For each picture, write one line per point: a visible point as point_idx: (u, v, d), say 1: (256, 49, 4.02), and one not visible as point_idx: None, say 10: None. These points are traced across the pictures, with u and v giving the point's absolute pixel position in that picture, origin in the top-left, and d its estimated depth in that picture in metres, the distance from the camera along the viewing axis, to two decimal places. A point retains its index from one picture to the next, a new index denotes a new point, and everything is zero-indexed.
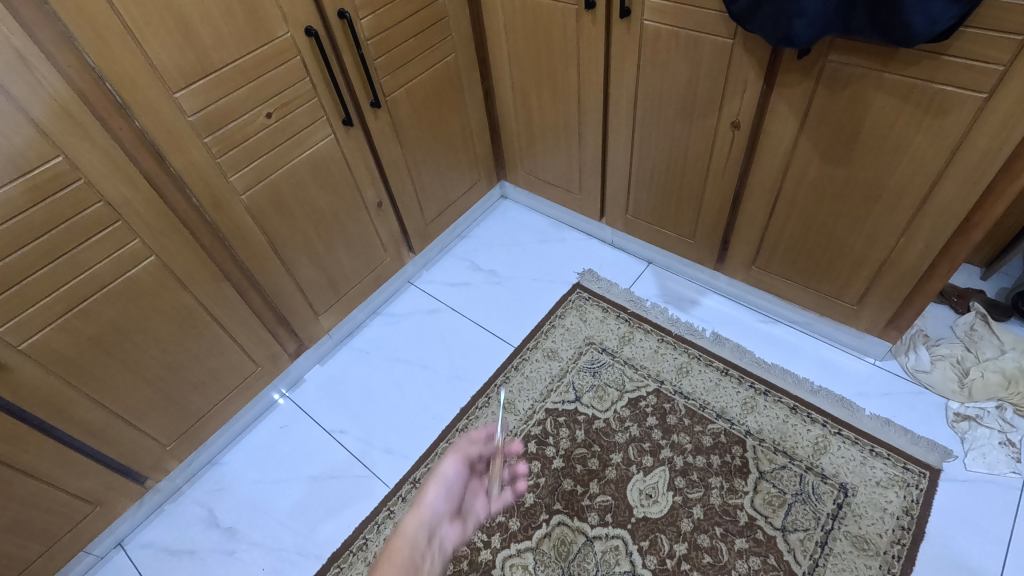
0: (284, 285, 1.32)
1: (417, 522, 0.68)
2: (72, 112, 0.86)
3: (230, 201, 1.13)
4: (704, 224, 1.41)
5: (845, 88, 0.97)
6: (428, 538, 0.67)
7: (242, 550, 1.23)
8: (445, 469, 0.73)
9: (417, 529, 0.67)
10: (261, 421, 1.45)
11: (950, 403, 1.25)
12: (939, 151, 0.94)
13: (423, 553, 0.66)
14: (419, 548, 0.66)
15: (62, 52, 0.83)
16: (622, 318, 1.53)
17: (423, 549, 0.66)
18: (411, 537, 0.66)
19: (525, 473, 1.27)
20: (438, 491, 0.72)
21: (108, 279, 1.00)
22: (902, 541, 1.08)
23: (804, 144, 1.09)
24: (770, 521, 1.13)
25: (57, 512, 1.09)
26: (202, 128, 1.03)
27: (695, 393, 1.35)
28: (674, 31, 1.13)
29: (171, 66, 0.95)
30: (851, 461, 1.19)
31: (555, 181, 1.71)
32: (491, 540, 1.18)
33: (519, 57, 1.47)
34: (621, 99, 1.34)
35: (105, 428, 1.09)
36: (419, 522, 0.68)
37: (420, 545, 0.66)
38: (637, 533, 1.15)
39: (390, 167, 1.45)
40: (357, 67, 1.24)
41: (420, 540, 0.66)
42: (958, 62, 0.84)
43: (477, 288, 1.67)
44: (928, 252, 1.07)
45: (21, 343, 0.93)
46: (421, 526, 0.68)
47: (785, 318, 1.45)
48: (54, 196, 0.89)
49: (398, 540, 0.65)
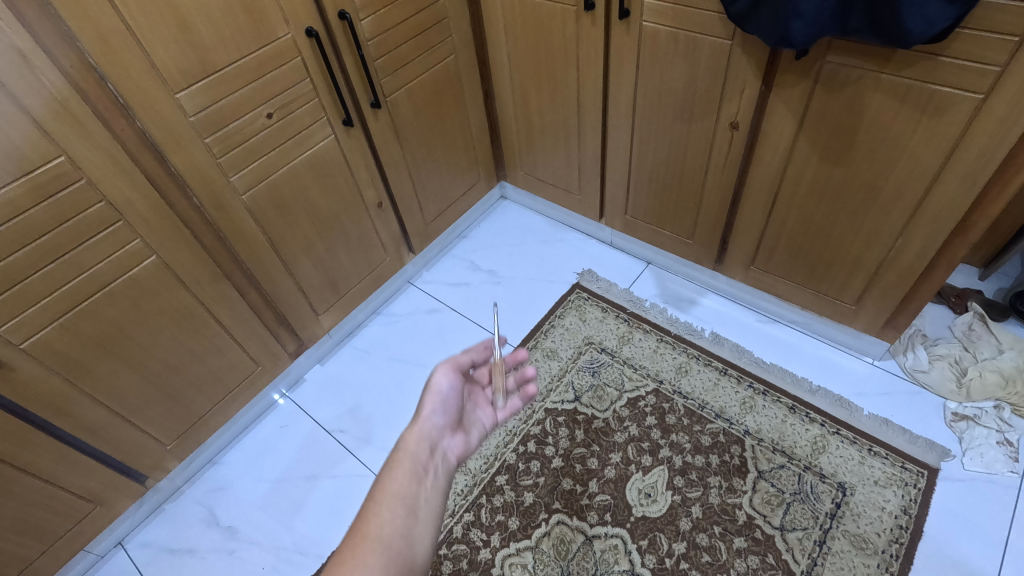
0: (285, 284, 1.33)
1: (418, 435, 0.74)
2: (74, 112, 0.87)
3: (230, 201, 1.14)
4: (703, 224, 1.41)
5: (843, 89, 0.98)
6: (430, 450, 0.74)
7: (242, 549, 1.23)
8: (438, 384, 0.79)
9: (418, 442, 0.73)
10: (261, 421, 1.45)
11: (948, 402, 1.25)
12: (937, 152, 0.95)
13: (426, 465, 0.72)
14: (420, 460, 0.72)
15: (65, 53, 0.84)
16: (622, 318, 1.54)
17: (425, 461, 0.72)
18: (412, 450, 0.72)
19: (524, 472, 1.27)
20: (434, 405, 0.77)
21: (109, 279, 1.01)
22: (900, 540, 1.08)
23: (802, 145, 1.10)
24: (769, 520, 1.14)
25: (57, 511, 1.10)
26: (203, 128, 1.03)
27: (694, 393, 1.35)
28: (673, 32, 1.14)
29: (173, 67, 0.95)
30: (849, 460, 1.20)
31: (555, 182, 1.71)
32: (490, 539, 1.18)
33: (519, 58, 1.48)
34: (620, 100, 1.34)
35: (106, 426, 1.10)
36: (419, 436, 0.74)
37: (422, 457, 0.72)
38: (636, 532, 1.15)
39: (390, 167, 1.45)
40: (357, 68, 1.25)
41: (421, 453, 0.73)
42: (954, 63, 0.85)
43: (477, 288, 1.68)
44: (926, 252, 1.08)
45: (23, 342, 0.93)
46: (421, 439, 0.74)
47: (784, 318, 1.46)
48: (56, 196, 0.90)
49: (399, 453, 0.72)
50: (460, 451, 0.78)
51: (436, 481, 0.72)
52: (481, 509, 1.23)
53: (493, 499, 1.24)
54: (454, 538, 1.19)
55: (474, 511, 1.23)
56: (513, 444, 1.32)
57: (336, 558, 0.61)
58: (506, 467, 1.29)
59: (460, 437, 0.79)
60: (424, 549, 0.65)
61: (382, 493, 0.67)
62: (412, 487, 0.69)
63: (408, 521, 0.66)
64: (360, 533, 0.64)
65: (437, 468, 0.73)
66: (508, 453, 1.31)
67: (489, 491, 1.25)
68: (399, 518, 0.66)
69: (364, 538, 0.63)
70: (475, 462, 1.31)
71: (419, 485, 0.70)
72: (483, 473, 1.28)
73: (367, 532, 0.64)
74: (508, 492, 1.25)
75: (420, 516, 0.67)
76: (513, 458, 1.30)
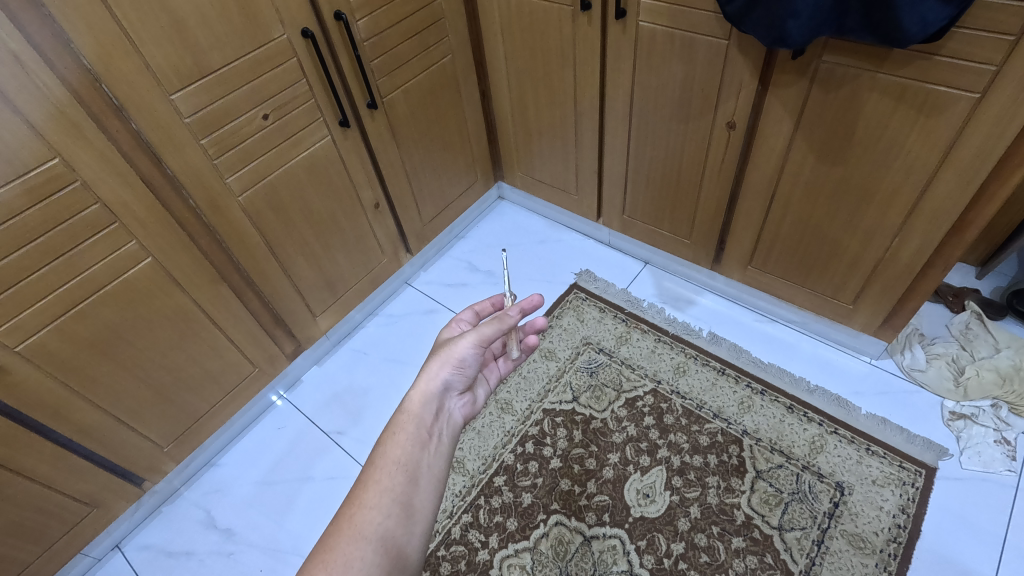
0: (281, 285, 1.32)
1: (423, 398, 0.78)
2: (68, 114, 0.86)
3: (226, 202, 1.13)
4: (701, 223, 1.41)
5: (839, 88, 0.98)
6: (433, 414, 0.78)
7: (239, 551, 1.23)
8: (459, 350, 0.80)
9: (424, 405, 0.77)
10: (258, 423, 1.45)
11: (945, 401, 1.26)
12: (933, 151, 0.95)
13: (428, 429, 0.76)
14: (424, 424, 0.76)
15: (59, 54, 0.83)
16: (619, 318, 1.54)
17: (428, 425, 0.76)
18: (417, 413, 0.76)
19: (523, 473, 1.27)
20: (447, 367, 0.80)
21: (104, 281, 1.00)
22: (897, 539, 1.08)
23: (799, 144, 1.10)
24: (768, 520, 1.14)
25: (53, 514, 1.09)
26: (198, 129, 1.03)
27: (692, 393, 1.35)
28: (670, 32, 1.14)
29: (167, 68, 0.95)
30: (847, 460, 1.20)
31: (553, 182, 1.71)
32: (489, 540, 1.18)
33: (515, 59, 1.48)
34: (618, 99, 1.34)
35: (102, 429, 1.09)
36: (426, 398, 0.78)
37: (425, 421, 0.76)
38: (635, 533, 1.15)
39: (387, 168, 1.45)
40: (353, 68, 1.24)
41: (425, 417, 0.76)
42: (950, 62, 0.85)
43: (475, 288, 1.68)
44: (922, 252, 1.08)
45: (18, 345, 0.93)
46: (427, 401, 0.77)
47: (782, 317, 1.46)
48: (51, 198, 0.89)
49: (404, 416, 0.76)
50: (464, 410, 0.85)
51: (438, 446, 0.76)
52: (480, 510, 1.23)
53: (492, 500, 1.24)
54: (452, 539, 1.19)
55: (472, 512, 1.23)
56: (511, 445, 1.32)
57: (337, 521, 0.64)
58: (505, 468, 1.28)
59: (465, 398, 0.85)
60: (423, 515, 0.68)
61: (384, 458, 0.71)
62: (415, 452, 0.72)
63: (408, 487, 0.69)
64: (359, 499, 0.67)
65: (440, 431, 0.78)
66: (507, 453, 1.31)
67: (488, 492, 1.25)
68: (399, 485, 0.69)
69: (364, 504, 0.66)
70: (474, 463, 1.31)
71: (422, 451, 0.73)
72: (482, 474, 1.28)
73: (366, 501, 0.66)
74: (506, 492, 1.25)
75: (420, 483, 0.70)
76: (512, 459, 1.30)
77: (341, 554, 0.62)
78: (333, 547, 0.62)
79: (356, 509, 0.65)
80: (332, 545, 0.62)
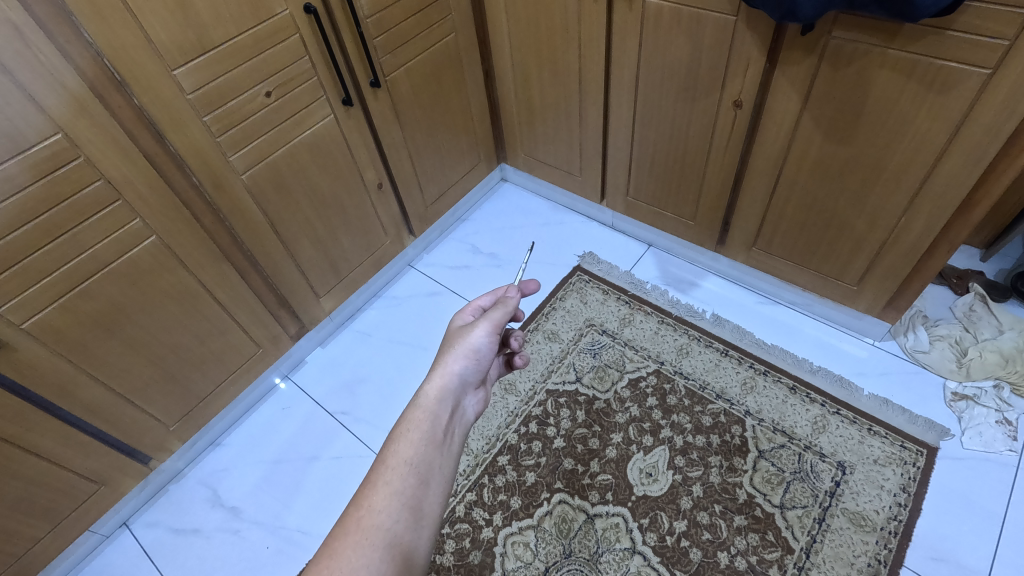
0: (285, 265, 1.32)
1: (439, 393, 0.78)
2: (70, 88, 0.86)
3: (229, 181, 1.13)
4: (706, 204, 1.41)
5: (847, 66, 0.97)
6: (449, 411, 0.77)
7: (246, 529, 1.24)
8: (473, 340, 0.82)
9: (440, 401, 0.77)
10: (260, 405, 1.45)
11: (948, 382, 1.26)
12: (941, 130, 0.94)
13: (442, 428, 0.75)
14: (438, 423, 0.75)
15: (60, 27, 0.82)
16: (622, 301, 1.54)
17: (443, 424, 0.76)
18: (431, 410, 0.76)
19: (526, 453, 1.28)
20: (463, 360, 0.81)
21: (109, 259, 1.00)
22: (899, 517, 1.09)
23: (805, 122, 1.09)
24: (770, 498, 1.15)
25: (61, 491, 1.10)
26: (201, 106, 1.02)
27: (694, 373, 1.35)
28: (677, 9, 1.13)
29: (170, 43, 0.94)
30: (850, 440, 1.20)
31: (556, 163, 1.70)
32: (492, 518, 1.19)
33: (520, 35, 1.46)
34: (622, 78, 1.33)
35: (108, 407, 1.10)
36: (441, 394, 0.78)
37: (440, 420, 0.76)
38: (637, 511, 1.16)
39: (390, 148, 1.44)
40: (356, 45, 1.23)
41: (440, 415, 0.76)
42: (961, 37, 0.84)
43: (477, 271, 1.67)
44: (929, 232, 1.08)
45: (25, 322, 0.93)
46: (442, 397, 0.78)
47: (785, 299, 1.46)
48: (54, 174, 0.89)
49: (418, 413, 0.75)
50: (478, 406, 0.84)
51: (450, 446, 0.75)
52: (484, 489, 1.24)
53: (495, 479, 1.25)
54: (456, 517, 1.20)
55: (476, 490, 1.24)
56: (514, 425, 1.33)
57: (344, 524, 0.64)
58: (508, 447, 1.29)
59: (480, 394, 0.85)
60: (431, 518, 0.68)
61: (396, 458, 0.70)
62: (427, 454, 0.72)
63: (418, 488, 0.69)
64: (367, 501, 0.66)
65: (454, 431, 0.77)
66: (510, 434, 1.31)
67: (491, 471, 1.26)
68: (409, 487, 0.68)
69: (372, 507, 0.66)
70: (477, 443, 1.31)
71: (435, 452, 0.73)
72: (485, 454, 1.29)
73: (374, 503, 0.66)
74: (510, 471, 1.25)
75: (430, 485, 0.70)
76: (514, 439, 1.30)
77: (347, 560, 0.61)
78: (338, 552, 0.62)
79: (365, 511, 0.65)
80: (339, 549, 0.62)
